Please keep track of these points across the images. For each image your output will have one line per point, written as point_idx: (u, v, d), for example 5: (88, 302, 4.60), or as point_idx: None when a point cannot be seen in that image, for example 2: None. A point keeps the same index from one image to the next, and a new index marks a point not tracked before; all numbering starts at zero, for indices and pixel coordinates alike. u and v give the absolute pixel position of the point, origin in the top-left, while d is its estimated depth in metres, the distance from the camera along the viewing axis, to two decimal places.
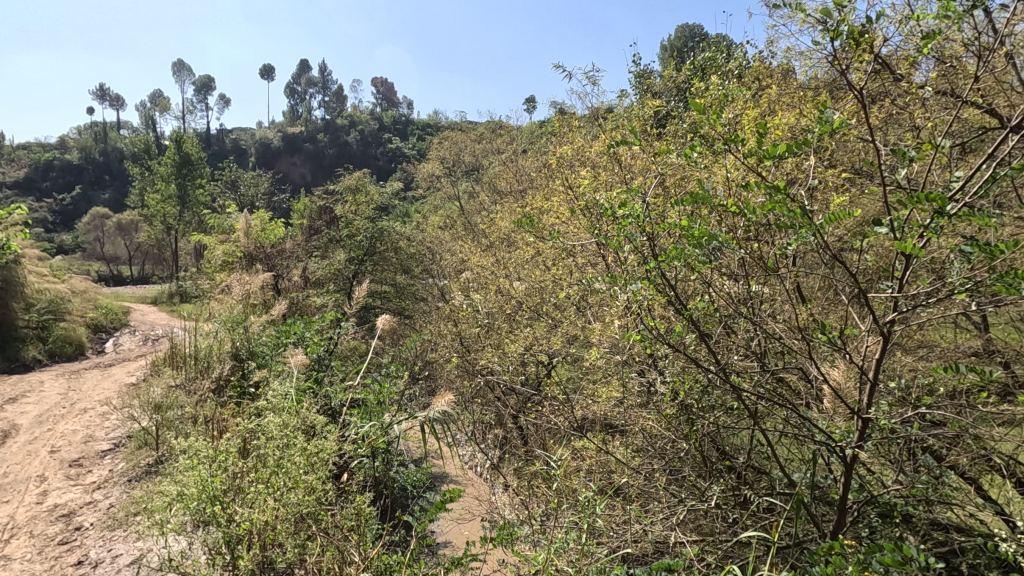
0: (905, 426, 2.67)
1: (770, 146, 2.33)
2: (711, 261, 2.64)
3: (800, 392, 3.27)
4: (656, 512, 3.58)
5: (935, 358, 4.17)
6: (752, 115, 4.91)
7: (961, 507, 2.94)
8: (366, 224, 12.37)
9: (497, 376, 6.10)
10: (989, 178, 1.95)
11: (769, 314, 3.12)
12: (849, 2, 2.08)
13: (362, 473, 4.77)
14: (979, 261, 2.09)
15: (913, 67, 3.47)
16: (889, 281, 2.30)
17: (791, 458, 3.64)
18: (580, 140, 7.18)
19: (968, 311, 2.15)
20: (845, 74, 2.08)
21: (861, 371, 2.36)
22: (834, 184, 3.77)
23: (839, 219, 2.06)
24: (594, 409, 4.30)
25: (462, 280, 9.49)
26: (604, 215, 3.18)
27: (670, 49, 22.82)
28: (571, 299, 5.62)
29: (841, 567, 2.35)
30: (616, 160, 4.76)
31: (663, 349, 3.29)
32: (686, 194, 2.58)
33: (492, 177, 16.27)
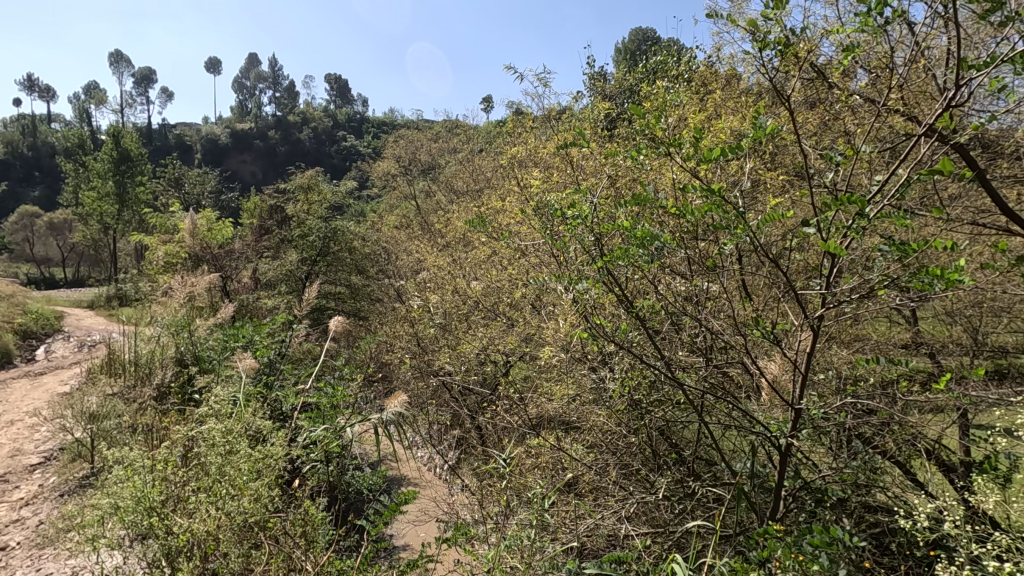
0: (835, 416, 2.84)
1: (707, 150, 2.44)
2: (654, 261, 2.73)
3: (741, 385, 3.43)
4: (609, 507, 3.67)
5: (867, 350, 4.42)
6: (698, 119, 5.08)
7: (888, 490, 3.13)
8: (318, 224, 12.08)
9: (454, 376, 6.08)
10: (904, 183, 2.11)
11: (712, 311, 3.25)
12: (777, 14, 2.20)
13: (315, 479, 4.68)
14: (898, 259, 2.25)
15: (843, 76, 3.68)
16: (819, 278, 2.45)
17: (735, 450, 3.80)
18: (534, 140, 7.24)
19: (889, 307, 2.31)
20: (773, 83, 2.22)
21: (794, 364, 2.49)
22: (772, 186, 3.96)
23: (771, 220, 2.18)
24: (548, 407, 4.37)
25: (418, 281, 9.40)
26: (553, 215, 3.23)
27: (625, 52, 23.03)
28: (526, 299, 5.66)
29: (774, 552, 2.48)
30: (569, 161, 4.82)
31: (612, 346, 3.39)
32: (630, 195, 2.66)
33: (448, 176, 16.18)
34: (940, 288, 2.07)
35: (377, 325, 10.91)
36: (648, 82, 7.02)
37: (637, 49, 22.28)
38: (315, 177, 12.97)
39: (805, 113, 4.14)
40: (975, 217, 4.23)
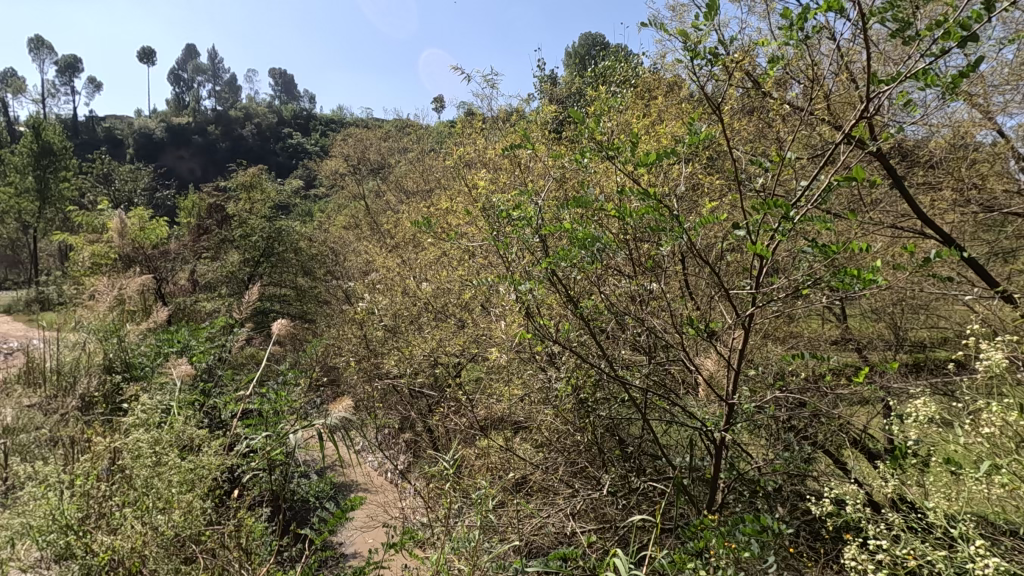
0: (767, 410, 2.98)
1: (644, 154, 2.52)
2: (596, 262, 2.80)
3: (682, 383, 3.55)
4: (557, 505, 3.72)
5: (799, 347, 4.66)
6: (642, 124, 5.23)
7: (817, 479, 3.31)
8: (261, 223, 11.64)
9: (403, 379, 5.98)
10: (825, 189, 2.25)
11: (653, 311, 3.35)
12: (706, 26, 2.30)
13: (256, 488, 4.52)
14: (821, 260, 2.38)
15: (774, 86, 3.88)
16: (750, 278, 2.57)
17: (678, 445, 3.93)
18: (483, 141, 7.23)
19: (812, 305, 2.45)
20: (703, 92, 2.32)
21: (727, 361, 2.62)
22: (710, 190, 4.12)
23: (705, 223, 2.28)
24: (497, 408, 4.38)
25: (367, 282, 9.20)
26: (498, 217, 3.26)
27: (575, 57, 23.41)
28: (476, 300, 5.64)
29: (709, 542, 2.58)
30: (517, 163, 4.85)
31: (557, 346, 3.44)
32: (571, 198, 2.71)
33: (398, 176, 15.92)
34: (857, 288, 2.22)
35: (324, 328, 10.60)
36: (596, 86, 7.16)
37: (587, 53, 22.62)
38: (257, 175, 12.49)
39: (741, 121, 4.33)
40: (894, 220, 4.53)
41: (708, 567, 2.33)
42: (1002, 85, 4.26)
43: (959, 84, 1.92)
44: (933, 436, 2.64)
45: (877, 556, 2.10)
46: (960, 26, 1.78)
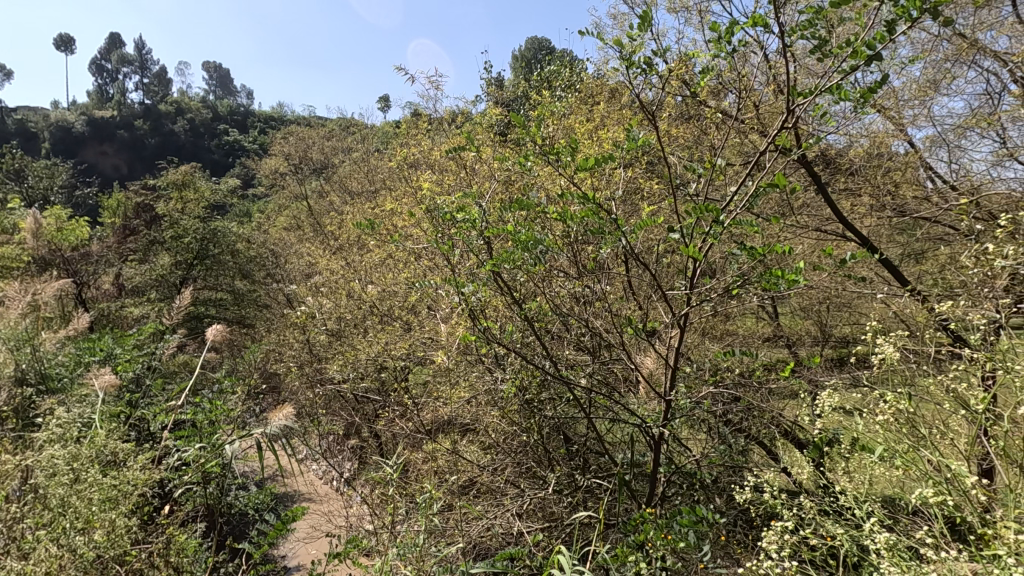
0: (702, 405, 3.12)
1: (583, 158, 2.59)
2: (538, 264, 2.85)
3: (623, 381, 3.65)
4: (503, 505, 3.74)
5: (734, 344, 4.89)
6: (586, 128, 5.33)
7: (749, 470, 3.49)
8: (194, 224, 11.06)
9: (347, 384, 5.82)
10: (753, 195, 2.38)
11: (596, 312, 3.44)
12: (640, 35, 2.39)
13: (189, 502, 4.30)
14: (749, 261, 2.52)
15: (708, 95, 4.05)
16: (685, 280, 2.68)
17: (621, 442, 4.04)
18: (430, 141, 7.15)
19: (741, 305, 2.59)
20: (639, 99, 2.42)
21: (664, 359, 2.73)
22: (650, 194, 4.25)
23: (642, 227, 2.38)
24: (443, 411, 4.35)
25: (309, 286, 8.91)
26: (442, 219, 3.25)
27: (522, 60, 23.59)
28: (422, 303, 5.56)
29: (647, 534, 2.68)
30: (462, 164, 4.84)
31: (501, 348, 3.47)
32: (514, 200, 2.74)
33: (342, 176, 15.48)
34: (782, 289, 2.36)
35: (263, 333, 10.18)
36: (541, 90, 7.24)
37: (534, 57, 22.86)
38: (190, 173, 11.86)
39: (678, 127, 4.50)
40: (819, 224, 4.83)
41: (648, 559, 2.42)
42: (911, 100, 4.59)
43: (868, 98, 2.07)
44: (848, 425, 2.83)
45: (797, 538, 2.24)
46: (866, 45, 1.92)
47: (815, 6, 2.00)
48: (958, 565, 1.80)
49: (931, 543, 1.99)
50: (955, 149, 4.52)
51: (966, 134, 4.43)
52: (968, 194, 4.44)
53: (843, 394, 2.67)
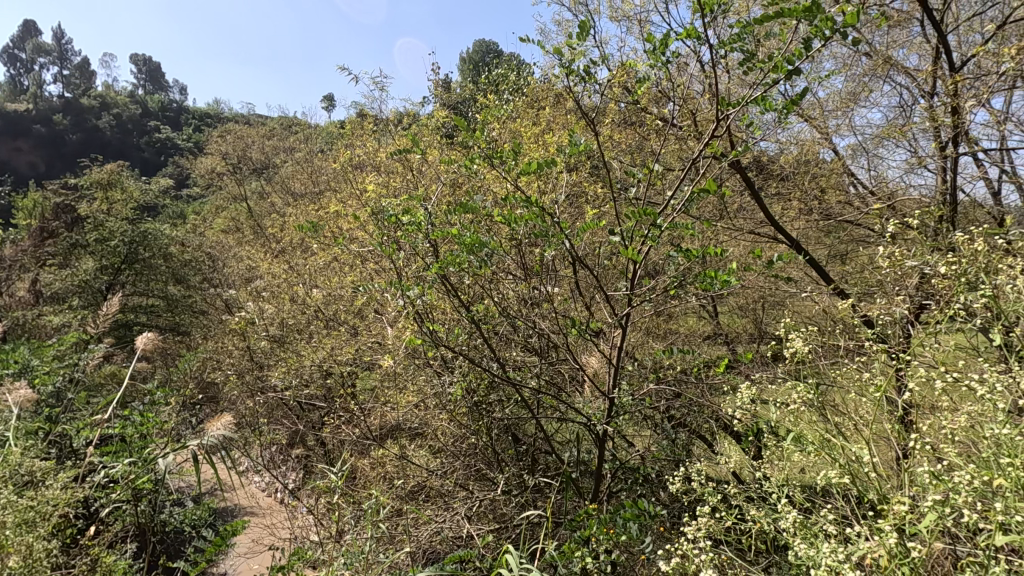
0: (644, 403, 3.25)
1: (526, 163, 2.65)
2: (484, 267, 2.88)
3: (569, 380, 3.74)
4: (452, 509, 3.74)
5: (676, 343, 5.07)
6: (532, 132, 5.40)
7: (690, 464, 3.65)
8: (121, 226, 10.41)
9: (289, 391, 5.63)
10: (689, 200, 2.52)
11: (542, 313, 3.50)
12: (580, 44, 2.47)
13: (118, 522, 4.07)
14: (686, 263, 2.65)
15: (648, 102, 4.19)
16: (626, 281, 2.79)
17: (569, 441, 4.13)
18: (376, 142, 7.02)
19: (678, 303, 2.73)
20: (579, 105, 2.51)
21: (608, 357, 2.84)
22: (594, 196, 4.35)
23: (585, 230, 2.47)
24: (391, 417, 4.31)
25: (249, 290, 8.55)
26: (387, 221, 3.22)
27: (471, 62, 23.61)
28: (369, 307, 5.46)
29: (592, 528, 2.77)
30: (408, 166, 4.80)
31: (449, 350, 3.47)
32: (458, 203, 2.76)
33: (284, 177, 14.95)
34: (717, 288, 2.51)
35: (199, 340, 9.72)
36: (488, 93, 7.26)
37: (482, 61, 22.83)
38: (117, 172, 11.17)
39: (620, 133, 4.63)
40: (752, 227, 5.10)
41: (592, 553, 2.51)
42: (834, 111, 4.92)
43: (791, 109, 2.22)
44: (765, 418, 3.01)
45: (730, 523, 2.39)
46: (787, 61, 2.07)
47: (742, 23, 2.13)
48: (865, 539, 1.97)
49: (842, 521, 2.18)
50: (873, 158, 4.88)
51: (883, 143, 4.77)
52: (883, 200, 4.82)
53: (757, 389, 2.83)
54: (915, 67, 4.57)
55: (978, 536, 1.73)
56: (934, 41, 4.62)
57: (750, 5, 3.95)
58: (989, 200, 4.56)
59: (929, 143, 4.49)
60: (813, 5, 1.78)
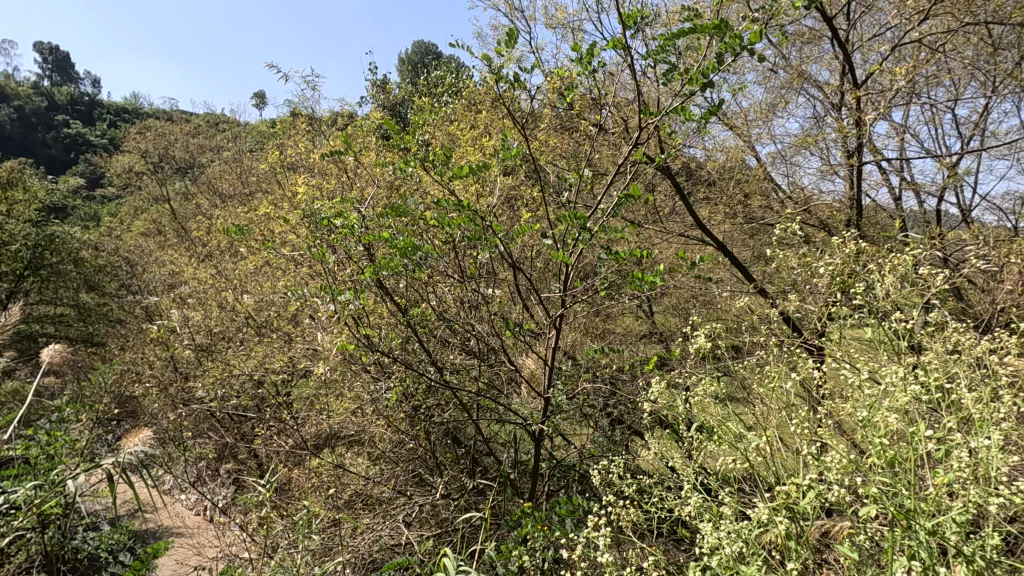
0: (579, 401, 3.35)
1: (460, 166, 2.68)
2: (417, 271, 2.88)
3: (508, 382, 3.79)
4: (391, 517, 3.70)
5: (612, 343, 5.23)
6: (469, 135, 5.41)
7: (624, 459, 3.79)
8: (23, 229, 9.57)
9: (217, 403, 5.35)
10: (618, 204, 2.64)
11: (479, 315, 3.53)
12: (511, 49, 2.53)
13: (20, 553, 3.73)
14: (615, 265, 2.77)
15: (582, 108, 4.31)
16: (560, 283, 2.88)
17: (509, 444, 4.17)
18: (309, 142, 6.80)
19: (607, 303, 2.85)
20: (511, 109, 2.58)
21: (543, 356, 2.92)
22: (531, 200, 4.42)
23: (520, 234, 2.55)
24: (327, 426, 4.19)
25: (172, 297, 8.06)
26: (318, 224, 3.14)
27: (410, 62, 23.32)
28: (302, 313, 5.28)
29: (528, 526, 2.83)
30: (342, 168, 4.70)
31: (384, 355, 3.44)
32: (390, 206, 2.74)
33: (210, 177, 14.19)
34: (644, 289, 2.64)
35: (116, 351, 9.07)
36: (426, 95, 7.20)
37: (420, 62, 22.63)
38: (17, 170, 10.25)
39: (555, 137, 4.73)
40: (681, 230, 5.35)
41: (528, 550, 2.57)
42: (755, 121, 5.24)
43: (707, 119, 2.37)
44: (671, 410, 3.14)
45: (656, 512, 2.53)
46: (701, 74, 2.21)
47: (663, 36, 2.25)
48: (775, 521, 2.14)
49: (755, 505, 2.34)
50: (791, 165, 5.24)
51: (799, 151, 5.11)
52: (799, 204, 5.20)
53: (663, 382, 2.96)
54: (824, 82, 4.94)
55: (865, 510, 1.93)
56: (840, 58, 5.02)
57: (674, 19, 4.14)
58: (890, 205, 4.99)
59: (838, 151, 4.87)
60: (721, 23, 1.92)
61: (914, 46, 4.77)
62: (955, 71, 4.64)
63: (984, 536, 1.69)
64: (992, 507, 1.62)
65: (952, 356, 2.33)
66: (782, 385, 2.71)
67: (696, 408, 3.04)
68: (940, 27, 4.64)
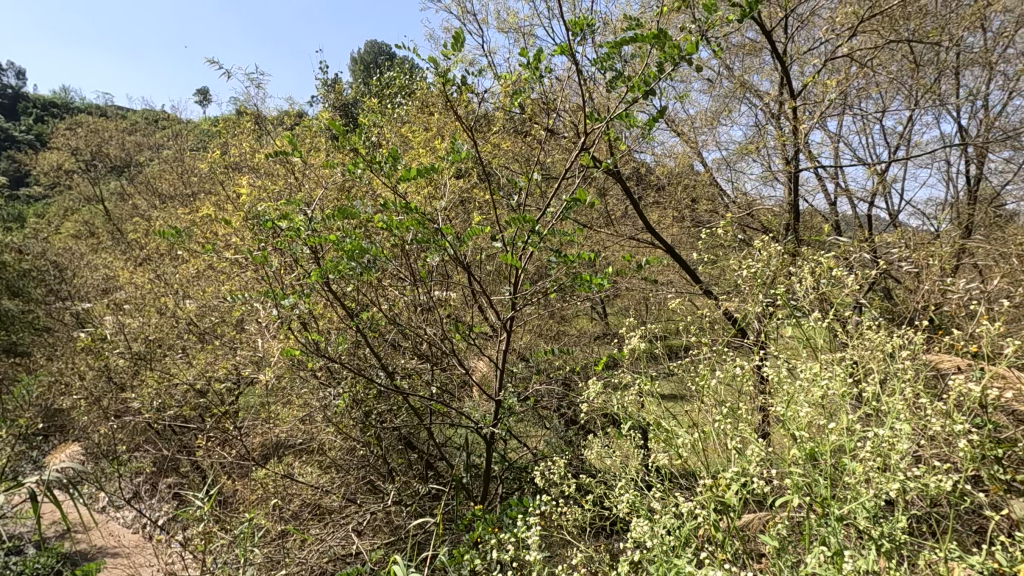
0: (530, 403, 3.38)
1: (408, 168, 2.65)
2: (364, 274, 2.83)
3: (460, 386, 3.78)
4: (341, 527, 3.63)
5: (564, 345, 5.31)
6: (422, 137, 5.35)
7: (574, 460, 3.85)
8: None
9: (155, 414, 5.08)
10: (566, 208, 2.69)
11: (429, 318, 3.51)
12: (460, 52, 2.53)
13: None
14: (564, 268, 2.82)
15: (533, 115, 4.35)
16: (510, 286, 2.91)
17: (461, 449, 4.16)
18: (255, 142, 6.57)
19: (556, 306, 2.90)
20: (458, 110, 2.58)
21: (494, 357, 2.94)
22: (484, 202, 4.42)
23: (472, 236, 2.56)
24: (274, 435, 4.04)
25: (106, 303, 7.60)
26: (261, 225, 3.03)
27: (363, 62, 22.96)
28: (246, 319, 5.08)
29: (480, 529, 2.84)
30: (288, 168, 4.56)
31: (329, 361, 3.36)
32: (336, 208, 2.69)
33: (149, 176, 13.49)
34: (593, 291, 2.69)
35: (44, 361, 8.48)
36: (378, 95, 7.09)
37: (372, 62, 22.38)
38: None
39: (506, 141, 4.75)
40: (630, 233, 5.47)
41: (479, 554, 2.57)
42: (701, 128, 5.42)
43: (651, 125, 2.44)
44: (610, 411, 3.14)
45: (604, 508, 2.58)
46: (644, 82, 2.27)
47: (608, 44, 2.30)
48: (715, 515, 2.22)
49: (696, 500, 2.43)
50: (734, 171, 5.44)
51: (742, 158, 5.33)
52: (742, 208, 5.41)
53: (599, 383, 2.93)
54: (763, 92, 5.16)
55: (800, 502, 2.03)
56: (778, 69, 5.27)
57: (622, 26, 4.24)
58: (825, 209, 5.26)
59: (777, 158, 5.10)
60: (660, 33, 1.99)
61: (846, 60, 5.05)
62: (882, 84, 4.94)
63: (892, 521, 1.82)
64: (892, 493, 1.75)
65: (872, 353, 2.49)
66: (724, 384, 2.82)
67: (644, 408, 3.12)
68: (868, 44, 4.94)
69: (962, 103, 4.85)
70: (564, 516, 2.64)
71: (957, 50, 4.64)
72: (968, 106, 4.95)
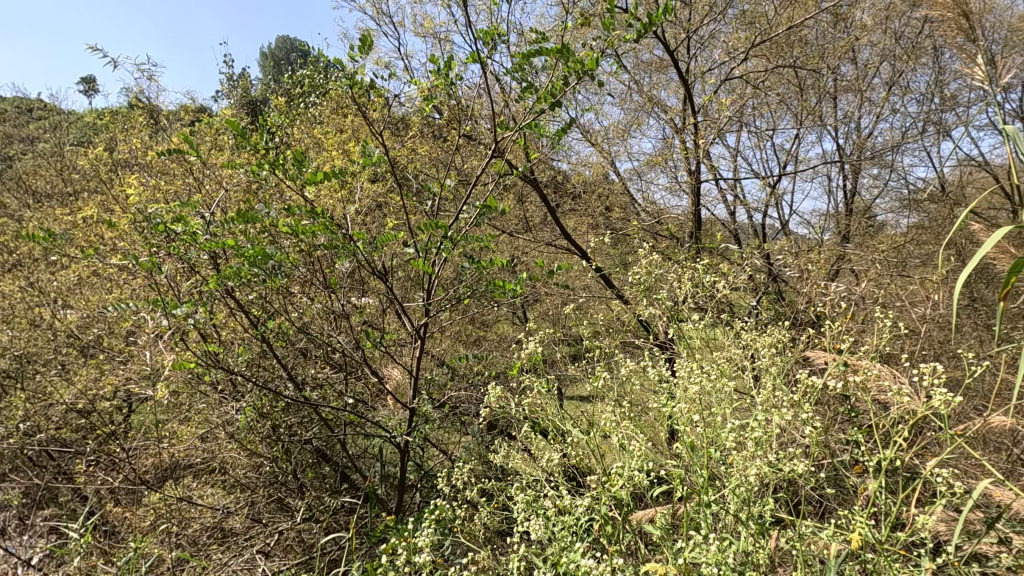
0: (443, 409, 3.38)
1: (316, 171, 2.55)
2: (268, 281, 2.70)
3: (373, 396, 3.69)
4: (245, 548, 3.43)
5: (479, 351, 5.33)
6: (334, 139, 5.20)
7: (488, 464, 3.90)
8: None
9: (24, 440, 4.53)
10: (479, 215, 2.71)
11: (339, 326, 3.41)
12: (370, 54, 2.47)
13: None
14: (476, 273, 2.85)
15: (448, 122, 4.36)
16: (423, 292, 2.89)
17: (373, 460, 4.06)
18: (148, 138, 6.07)
19: (468, 311, 2.92)
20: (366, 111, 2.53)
21: (405, 365, 2.91)
22: (399, 207, 4.35)
23: (383, 242, 2.52)
24: (168, 455, 3.74)
25: None
26: (150, 229, 2.79)
27: (270, 59, 21.94)
28: (135, 330, 4.66)
29: (391, 539, 2.79)
30: (184, 167, 4.25)
31: (231, 374, 3.16)
32: (236, 211, 2.54)
33: (17, 172, 12.01)
34: (504, 297, 2.73)
35: None
36: (286, 94, 6.79)
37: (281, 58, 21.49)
38: None
39: (420, 146, 4.72)
40: (545, 240, 5.60)
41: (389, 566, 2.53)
42: (614, 138, 5.65)
43: (560, 136, 2.52)
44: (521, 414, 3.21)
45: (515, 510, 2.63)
46: (551, 93, 2.35)
47: (518, 54, 2.35)
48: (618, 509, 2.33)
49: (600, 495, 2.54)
50: (643, 181, 5.72)
51: (650, 169, 5.61)
52: (651, 217, 5.69)
53: (508, 388, 3.00)
54: (669, 107, 5.47)
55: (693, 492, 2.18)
56: (681, 87, 5.61)
57: (536, 37, 4.34)
58: (725, 218, 5.67)
59: (681, 170, 5.42)
60: (564, 48, 2.08)
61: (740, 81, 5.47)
62: (772, 105, 5.39)
63: (766, 504, 2.00)
64: (759, 479, 1.90)
65: (755, 352, 2.73)
66: (627, 384, 2.97)
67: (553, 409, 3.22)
68: (759, 68, 5.39)
69: (837, 125, 5.41)
70: (476, 520, 2.66)
71: (831, 78, 5.19)
72: (843, 127, 5.53)
